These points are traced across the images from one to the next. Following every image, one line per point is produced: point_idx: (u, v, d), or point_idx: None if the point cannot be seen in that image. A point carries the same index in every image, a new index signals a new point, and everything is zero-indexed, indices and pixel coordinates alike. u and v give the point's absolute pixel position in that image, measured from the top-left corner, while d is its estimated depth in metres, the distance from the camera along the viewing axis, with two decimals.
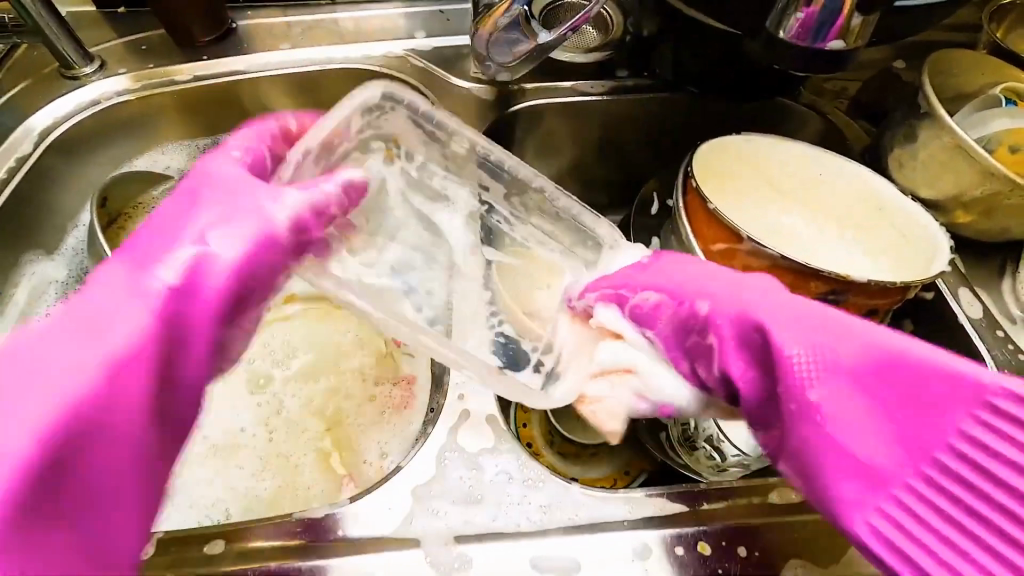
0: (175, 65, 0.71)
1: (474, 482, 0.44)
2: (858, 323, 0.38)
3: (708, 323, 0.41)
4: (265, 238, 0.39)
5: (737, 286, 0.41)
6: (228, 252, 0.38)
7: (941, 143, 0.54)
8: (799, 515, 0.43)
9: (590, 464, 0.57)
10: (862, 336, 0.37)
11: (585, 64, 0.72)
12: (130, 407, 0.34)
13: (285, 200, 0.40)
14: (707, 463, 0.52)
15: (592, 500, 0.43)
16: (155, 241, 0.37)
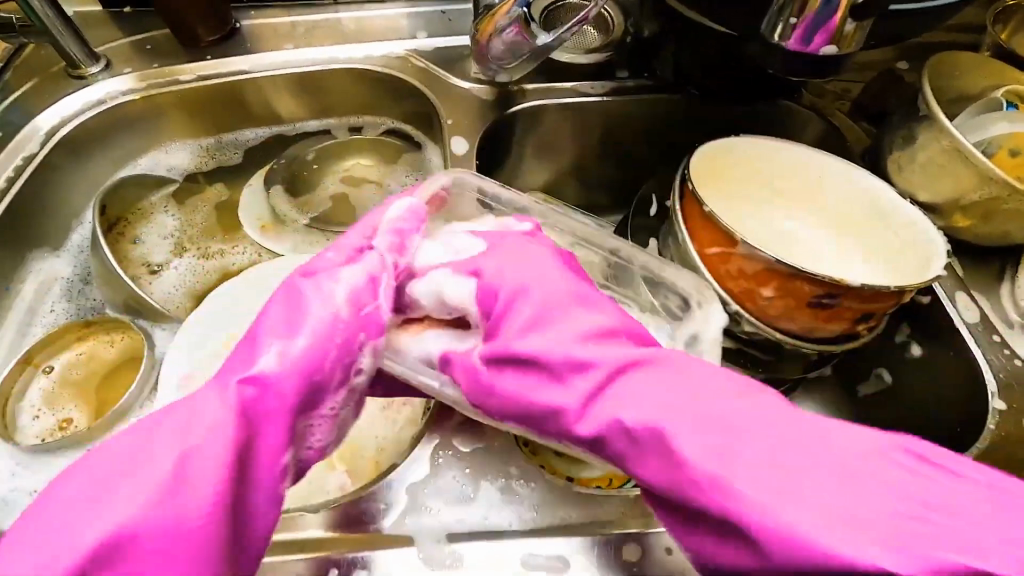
0: (179, 64, 0.72)
1: (467, 481, 0.44)
2: (785, 423, 0.33)
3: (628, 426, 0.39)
4: (332, 326, 0.39)
5: (655, 383, 0.36)
6: (302, 348, 0.38)
7: (940, 147, 0.54)
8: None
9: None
10: (799, 432, 0.33)
11: (585, 65, 0.73)
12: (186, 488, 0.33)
13: (355, 281, 0.41)
14: None
15: (584, 500, 0.44)
16: (240, 355, 0.38)
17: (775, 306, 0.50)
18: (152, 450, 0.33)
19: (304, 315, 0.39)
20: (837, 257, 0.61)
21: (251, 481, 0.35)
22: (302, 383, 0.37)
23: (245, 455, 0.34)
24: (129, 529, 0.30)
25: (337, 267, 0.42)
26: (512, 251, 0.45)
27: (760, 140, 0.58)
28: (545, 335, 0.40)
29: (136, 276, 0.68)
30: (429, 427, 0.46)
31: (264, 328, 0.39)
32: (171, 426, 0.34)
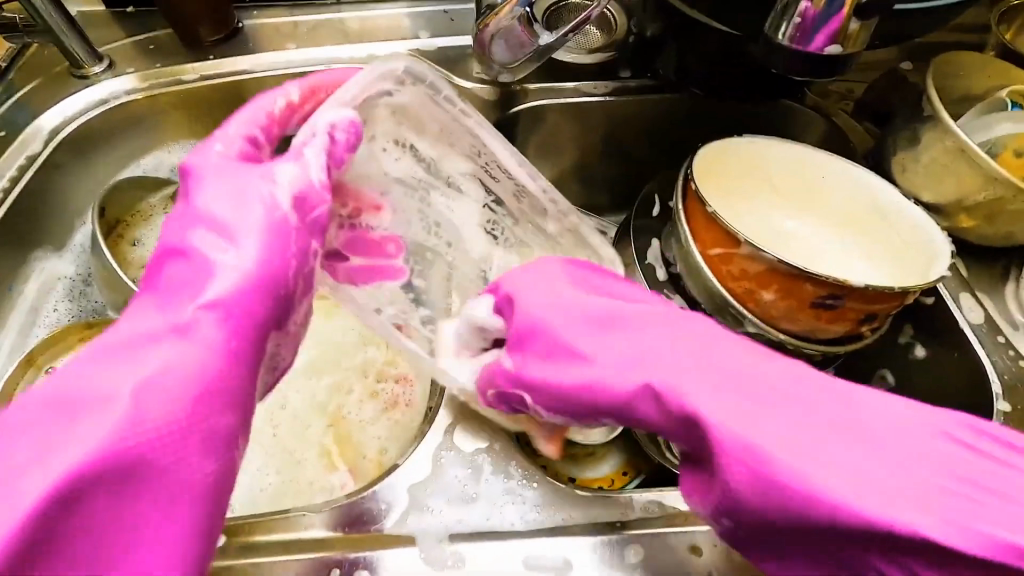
0: (182, 64, 0.72)
1: (468, 482, 0.44)
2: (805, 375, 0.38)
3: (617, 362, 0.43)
4: (276, 231, 0.39)
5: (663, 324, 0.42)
6: (250, 246, 0.38)
7: (944, 147, 0.53)
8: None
9: (587, 464, 0.57)
10: (814, 385, 0.37)
11: (587, 65, 0.72)
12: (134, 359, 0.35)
13: (287, 199, 0.40)
14: None
15: (587, 500, 0.43)
16: (177, 247, 0.39)
17: (777, 306, 0.50)
18: (98, 389, 0.33)
19: (237, 228, 0.39)
20: (840, 257, 0.61)
21: (206, 395, 0.34)
22: (257, 296, 0.37)
23: (207, 372, 0.35)
24: (88, 457, 0.31)
25: (287, 160, 0.41)
26: (535, 273, 0.48)
27: (764, 139, 0.58)
28: (554, 310, 0.44)
29: (137, 279, 0.68)
30: (431, 428, 0.47)
31: (196, 213, 0.40)
32: (113, 364, 0.34)
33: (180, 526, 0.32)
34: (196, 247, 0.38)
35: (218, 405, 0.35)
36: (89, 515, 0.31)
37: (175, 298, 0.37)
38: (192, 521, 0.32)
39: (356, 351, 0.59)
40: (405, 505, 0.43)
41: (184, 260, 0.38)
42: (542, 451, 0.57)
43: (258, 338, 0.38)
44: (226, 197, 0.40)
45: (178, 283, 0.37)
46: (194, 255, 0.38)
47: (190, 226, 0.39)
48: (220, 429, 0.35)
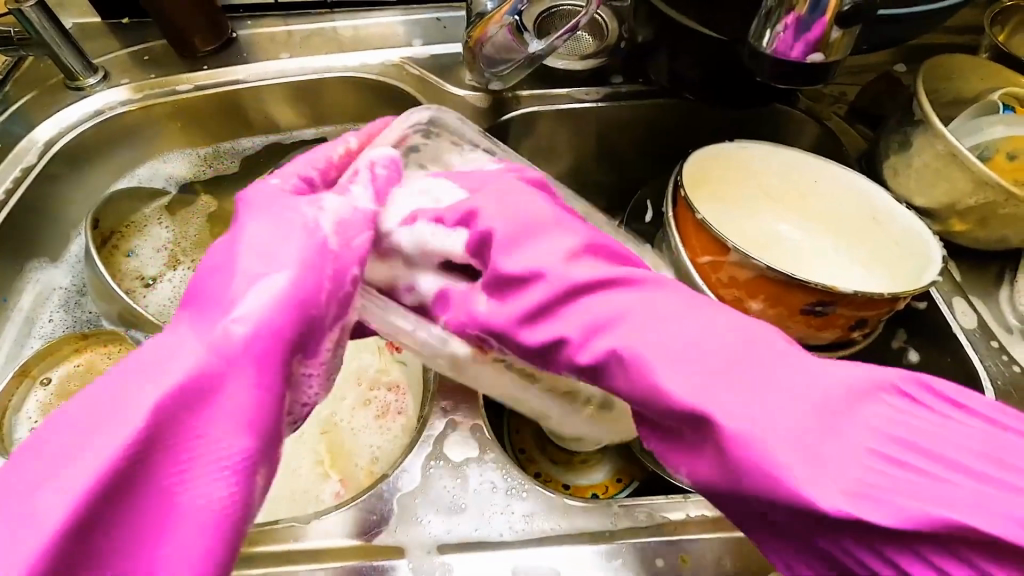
0: (177, 75, 0.73)
1: (457, 492, 0.44)
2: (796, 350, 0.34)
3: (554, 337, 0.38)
4: (313, 257, 0.38)
5: (687, 311, 0.36)
6: (289, 275, 0.37)
7: (934, 151, 0.53)
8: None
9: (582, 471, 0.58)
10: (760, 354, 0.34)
11: (579, 71, 0.73)
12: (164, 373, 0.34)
13: (326, 233, 0.39)
14: None
15: (577, 510, 0.43)
16: (214, 273, 0.38)
17: (767, 315, 0.50)
18: (123, 401, 0.32)
19: (268, 251, 0.38)
20: (832, 262, 0.61)
21: (250, 419, 0.33)
22: (285, 318, 0.36)
23: (243, 398, 0.33)
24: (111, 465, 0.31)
25: (329, 195, 0.42)
26: (524, 209, 0.41)
27: (755, 144, 0.58)
28: (526, 249, 0.39)
29: (130, 289, 0.68)
30: (421, 438, 0.46)
31: (234, 234, 0.39)
32: (146, 372, 0.34)
33: (186, 549, 0.31)
34: (230, 269, 0.37)
35: (236, 426, 0.33)
36: (114, 526, 0.31)
37: (207, 319, 0.36)
38: (208, 544, 0.31)
39: (348, 359, 0.59)
40: (393, 516, 0.43)
41: (217, 287, 0.37)
42: (534, 459, 0.57)
43: (286, 360, 0.36)
44: (265, 219, 0.39)
45: (212, 304, 0.36)
46: (229, 277, 0.37)
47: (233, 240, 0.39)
48: (233, 453, 0.33)
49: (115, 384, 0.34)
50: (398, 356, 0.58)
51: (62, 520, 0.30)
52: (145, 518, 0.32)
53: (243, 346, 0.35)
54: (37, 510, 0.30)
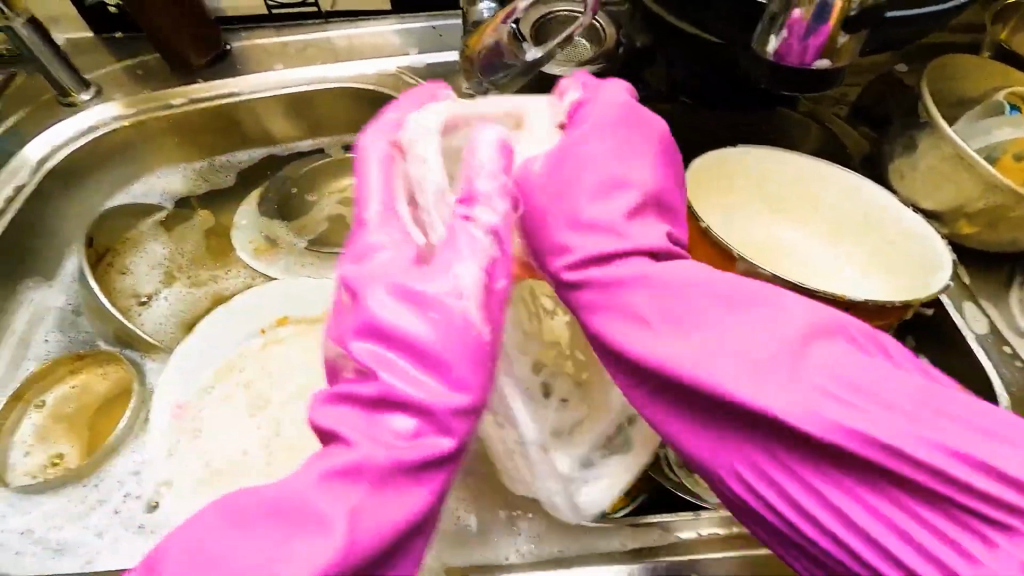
0: (171, 89, 0.72)
1: (462, 514, 0.43)
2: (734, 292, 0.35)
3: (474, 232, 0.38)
4: (470, 355, 0.34)
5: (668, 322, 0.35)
6: (438, 339, 0.34)
7: (941, 154, 0.52)
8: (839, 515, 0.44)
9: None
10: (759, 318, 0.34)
11: (575, 77, 0.71)
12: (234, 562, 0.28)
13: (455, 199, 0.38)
14: None
15: (586, 531, 0.42)
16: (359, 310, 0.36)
17: None
18: (281, 537, 0.29)
19: (397, 318, 0.34)
20: (836, 264, 0.60)
21: None
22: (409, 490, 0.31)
23: None
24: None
25: (454, 236, 0.36)
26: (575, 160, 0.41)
27: (762, 148, 0.57)
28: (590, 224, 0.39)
29: (126, 309, 0.67)
30: None
31: (366, 284, 0.36)
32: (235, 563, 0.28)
33: None
34: (421, 321, 0.34)
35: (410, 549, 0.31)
36: None
37: (384, 484, 0.31)
38: None
39: None
40: None
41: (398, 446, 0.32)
42: None
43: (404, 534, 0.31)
44: (402, 278, 0.36)
45: (392, 391, 0.33)
46: (435, 379, 0.33)
47: (367, 428, 0.33)
48: (419, 515, 0.31)
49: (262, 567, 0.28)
50: None
51: None
52: None
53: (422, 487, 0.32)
54: (324, 512, 0.29)
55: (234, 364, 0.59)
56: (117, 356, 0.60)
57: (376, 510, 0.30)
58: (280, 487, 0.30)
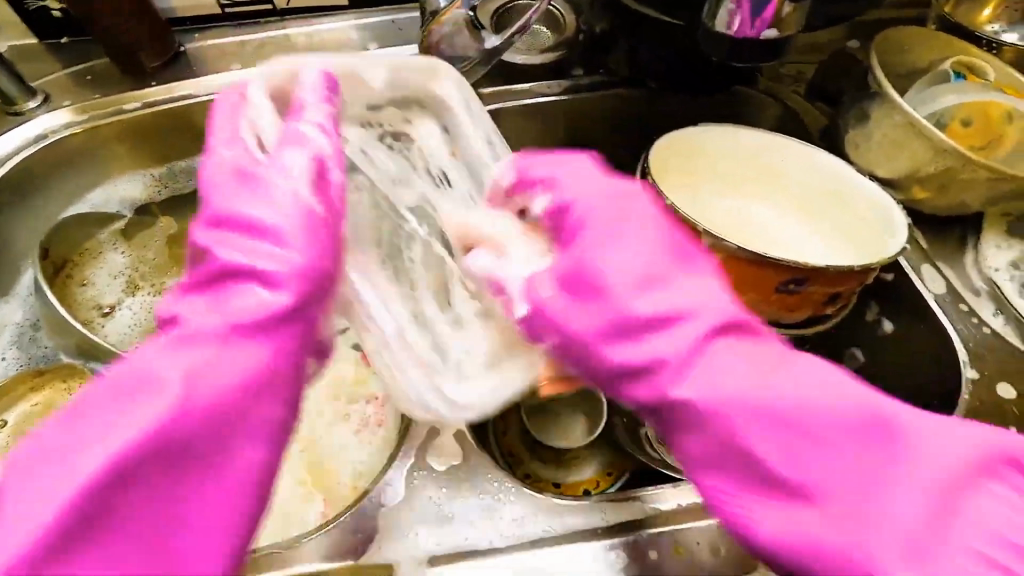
0: (124, 94, 0.70)
1: (442, 502, 0.42)
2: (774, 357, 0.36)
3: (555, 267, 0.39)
4: (307, 227, 0.35)
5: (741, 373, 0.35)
6: (299, 251, 0.35)
7: (893, 122, 0.53)
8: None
9: (571, 468, 0.63)
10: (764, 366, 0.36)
11: (534, 66, 0.72)
12: (99, 418, 0.30)
13: (228, 144, 0.39)
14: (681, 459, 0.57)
15: (567, 509, 0.42)
16: (217, 188, 0.37)
17: (739, 302, 0.50)
18: (137, 396, 0.31)
19: (258, 205, 0.36)
20: (803, 235, 0.61)
21: (235, 507, 0.31)
22: (241, 390, 0.32)
23: (239, 466, 0.32)
24: (133, 438, 0.29)
25: (291, 139, 0.37)
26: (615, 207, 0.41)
27: (719, 128, 0.58)
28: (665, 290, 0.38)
29: (88, 321, 0.67)
30: (402, 450, 0.44)
31: (207, 183, 0.38)
32: (92, 428, 0.30)
33: (222, 526, 0.31)
34: (267, 230, 0.35)
35: (257, 433, 0.33)
36: (115, 530, 0.29)
37: (229, 336, 0.33)
38: (242, 510, 0.31)
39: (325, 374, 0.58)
40: (402, 492, 0.42)
41: (244, 313, 0.33)
42: (526, 460, 0.62)
43: (243, 424, 0.32)
44: (227, 192, 0.36)
45: (257, 258, 0.35)
46: (280, 287, 0.34)
47: (214, 305, 0.34)
48: (270, 416, 0.33)
49: (139, 426, 0.30)
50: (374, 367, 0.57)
51: (94, 475, 0.29)
52: (177, 514, 0.30)
53: (264, 403, 0.33)
54: (160, 379, 0.31)
55: None
56: (79, 369, 0.59)
57: (213, 356, 0.32)
58: (164, 367, 0.31)
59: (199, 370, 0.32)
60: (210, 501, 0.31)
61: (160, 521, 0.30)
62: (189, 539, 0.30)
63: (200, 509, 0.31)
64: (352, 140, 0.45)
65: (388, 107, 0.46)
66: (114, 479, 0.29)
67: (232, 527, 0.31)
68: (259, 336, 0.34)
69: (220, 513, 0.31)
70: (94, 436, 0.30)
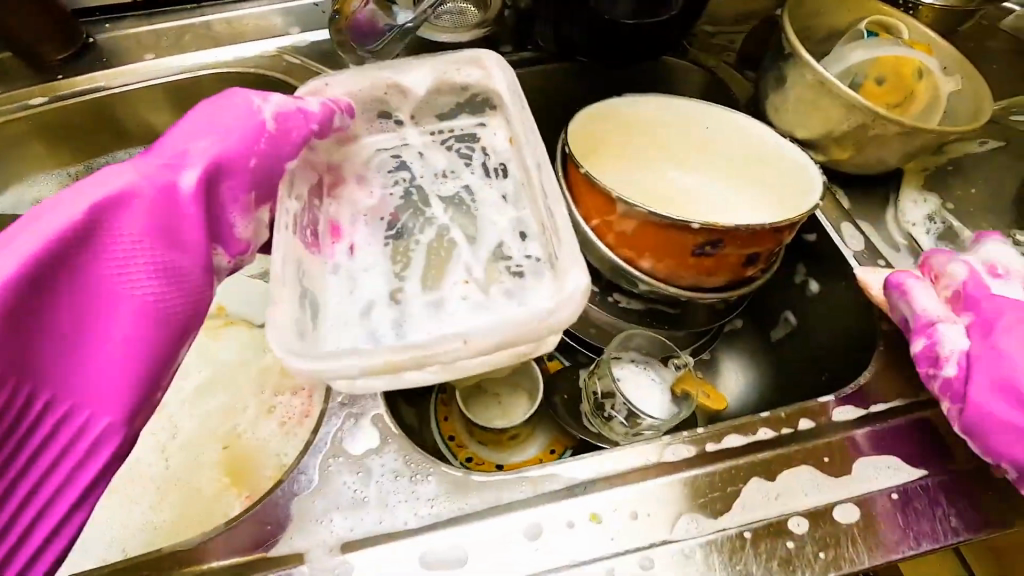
0: (28, 88, 0.66)
1: (356, 486, 0.41)
2: None
3: None
4: (249, 132, 0.42)
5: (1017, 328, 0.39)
6: (233, 144, 0.41)
7: (805, 82, 0.54)
8: (809, 421, 0.43)
9: (514, 448, 0.61)
10: None
11: (467, 44, 0.71)
12: (18, 234, 0.34)
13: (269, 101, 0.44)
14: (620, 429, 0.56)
15: (486, 484, 0.41)
16: (200, 115, 0.42)
17: (659, 269, 0.50)
18: (57, 212, 0.35)
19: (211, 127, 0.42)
20: (733, 201, 0.61)
21: (162, 326, 0.36)
22: (183, 207, 0.38)
23: (141, 295, 0.36)
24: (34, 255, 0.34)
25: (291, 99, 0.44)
26: None
27: (646, 97, 0.57)
28: None
29: None
30: (316, 435, 0.43)
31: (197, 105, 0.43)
32: (21, 234, 0.35)
33: (126, 348, 0.35)
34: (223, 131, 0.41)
35: (157, 274, 0.37)
36: (38, 330, 0.34)
37: (149, 199, 0.37)
38: (142, 338, 0.36)
39: (250, 366, 0.56)
40: (314, 479, 0.41)
41: (169, 184, 0.38)
42: (467, 442, 0.61)
43: (171, 251, 0.37)
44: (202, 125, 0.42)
45: (206, 144, 0.41)
46: (219, 165, 0.40)
47: (141, 162, 0.39)
48: (184, 265, 0.38)
49: (42, 241, 0.34)
50: None
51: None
52: (76, 333, 0.35)
53: (190, 253, 0.38)
54: (72, 199, 0.36)
55: None
56: None
57: (140, 199, 0.37)
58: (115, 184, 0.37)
59: (118, 205, 0.36)
60: (117, 326, 0.35)
61: (71, 336, 0.35)
62: (94, 355, 0.35)
63: (101, 342, 0.35)
64: (415, 138, 0.54)
65: (461, 112, 0.54)
66: (32, 288, 0.34)
67: (164, 354, 0.36)
68: (187, 174, 0.39)
69: (121, 343, 0.35)
70: (5, 247, 0.34)
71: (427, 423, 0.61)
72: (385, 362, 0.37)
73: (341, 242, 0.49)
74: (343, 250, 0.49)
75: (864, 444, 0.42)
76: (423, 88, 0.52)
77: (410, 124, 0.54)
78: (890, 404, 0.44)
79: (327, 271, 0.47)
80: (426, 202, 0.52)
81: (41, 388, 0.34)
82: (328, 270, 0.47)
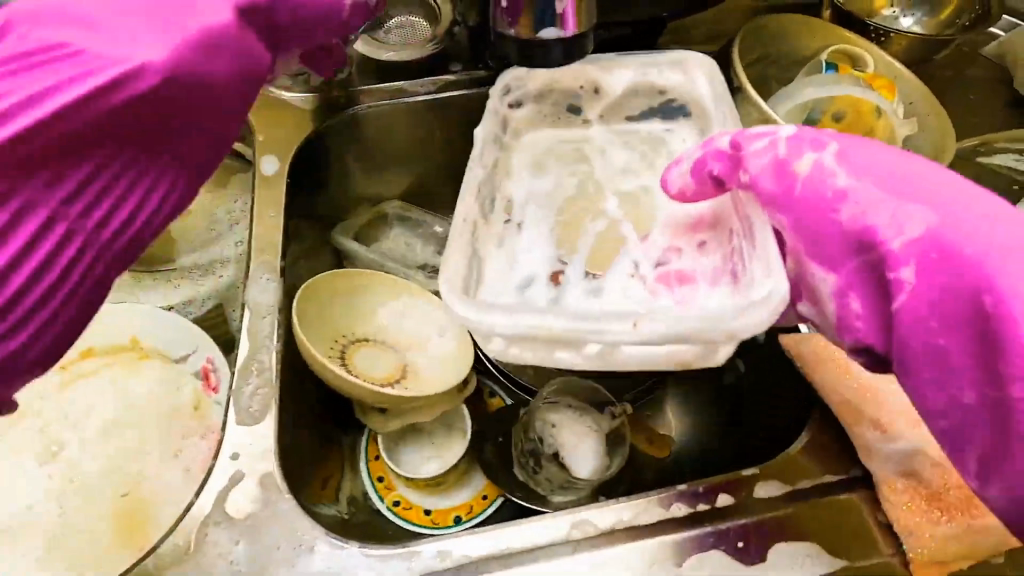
0: None
1: (232, 556, 0.38)
2: None
3: (754, 157, 0.38)
4: (192, 43, 0.39)
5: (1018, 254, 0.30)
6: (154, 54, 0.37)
7: (753, 120, 0.50)
8: (728, 497, 0.40)
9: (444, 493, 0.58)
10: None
11: (416, 59, 0.66)
12: (109, 33, 0.38)
13: None
14: (549, 483, 0.53)
15: (370, 560, 0.38)
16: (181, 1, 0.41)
17: None
18: (134, 138, 0.39)
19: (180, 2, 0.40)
20: None
21: (208, 151, 0.42)
22: (186, 60, 0.38)
23: (198, 134, 0.41)
24: (126, 93, 0.37)
25: None
26: None
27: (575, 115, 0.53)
28: None
29: None
30: (199, 497, 0.40)
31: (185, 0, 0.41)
32: (59, 73, 0.36)
33: (195, 136, 0.41)
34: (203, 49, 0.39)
35: (204, 130, 0.41)
36: (98, 145, 0.37)
37: (154, 109, 0.38)
38: (199, 144, 0.41)
39: (162, 404, 0.53)
40: (188, 547, 0.38)
41: (185, 63, 0.38)
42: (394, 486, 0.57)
43: (194, 112, 0.40)
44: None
45: (125, 46, 0.38)
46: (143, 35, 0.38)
47: (91, 29, 0.38)
48: (236, 109, 0.42)
49: (106, 73, 0.36)
50: (213, 396, 0.53)
51: (54, 109, 0.35)
52: (137, 150, 0.39)
53: (161, 50, 0.38)
54: (121, 53, 0.37)
55: (25, 407, 0.53)
56: None
57: (107, 55, 0.37)
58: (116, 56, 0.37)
59: (124, 57, 0.37)
60: (187, 131, 0.40)
61: (90, 137, 0.37)
62: (142, 187, 0.40)
63: (188, 140, 0.41)
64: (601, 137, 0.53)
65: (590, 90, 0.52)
66: (37, 102, 0.35)
67: (166, 208, 0.41)
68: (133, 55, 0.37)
69: (194, 131, 0.41)
70: (68, 79, 0.36)
71: (353, 463, 0.58)
72: (550, 331, 0.36)
73: (636, 233, 0.49)
74: (633, 236, 0.49)
75: (783, 527, 0.39)
76: (623, 86, 0.51)
77: (599, 122, 0.53)
78: (817, 480, 0.40)
79: (495, 240, 0.48)
80: (601, 194, 0.51)
81: (99, 160, 0.38)
82: (491, 244, 0.47)
